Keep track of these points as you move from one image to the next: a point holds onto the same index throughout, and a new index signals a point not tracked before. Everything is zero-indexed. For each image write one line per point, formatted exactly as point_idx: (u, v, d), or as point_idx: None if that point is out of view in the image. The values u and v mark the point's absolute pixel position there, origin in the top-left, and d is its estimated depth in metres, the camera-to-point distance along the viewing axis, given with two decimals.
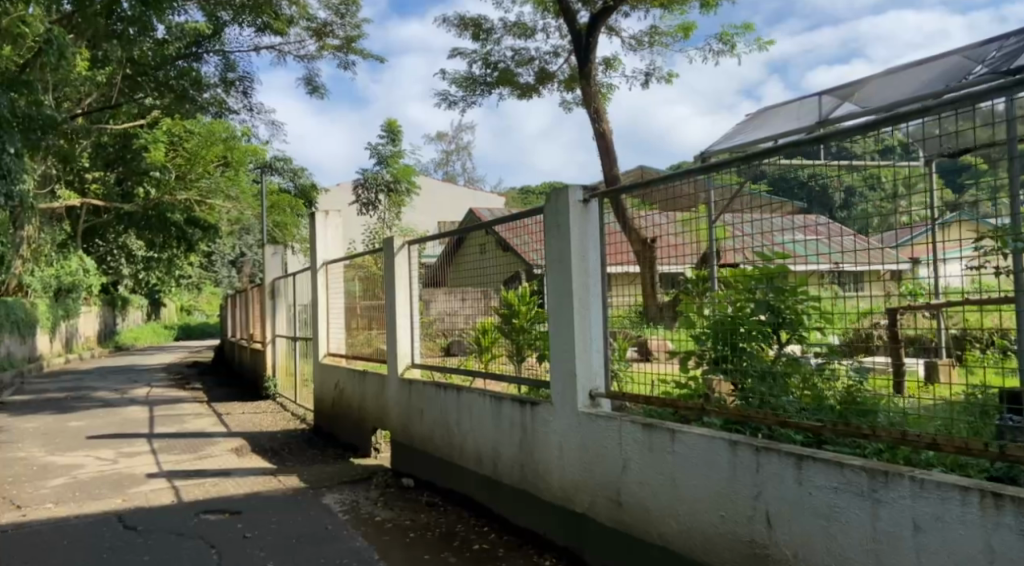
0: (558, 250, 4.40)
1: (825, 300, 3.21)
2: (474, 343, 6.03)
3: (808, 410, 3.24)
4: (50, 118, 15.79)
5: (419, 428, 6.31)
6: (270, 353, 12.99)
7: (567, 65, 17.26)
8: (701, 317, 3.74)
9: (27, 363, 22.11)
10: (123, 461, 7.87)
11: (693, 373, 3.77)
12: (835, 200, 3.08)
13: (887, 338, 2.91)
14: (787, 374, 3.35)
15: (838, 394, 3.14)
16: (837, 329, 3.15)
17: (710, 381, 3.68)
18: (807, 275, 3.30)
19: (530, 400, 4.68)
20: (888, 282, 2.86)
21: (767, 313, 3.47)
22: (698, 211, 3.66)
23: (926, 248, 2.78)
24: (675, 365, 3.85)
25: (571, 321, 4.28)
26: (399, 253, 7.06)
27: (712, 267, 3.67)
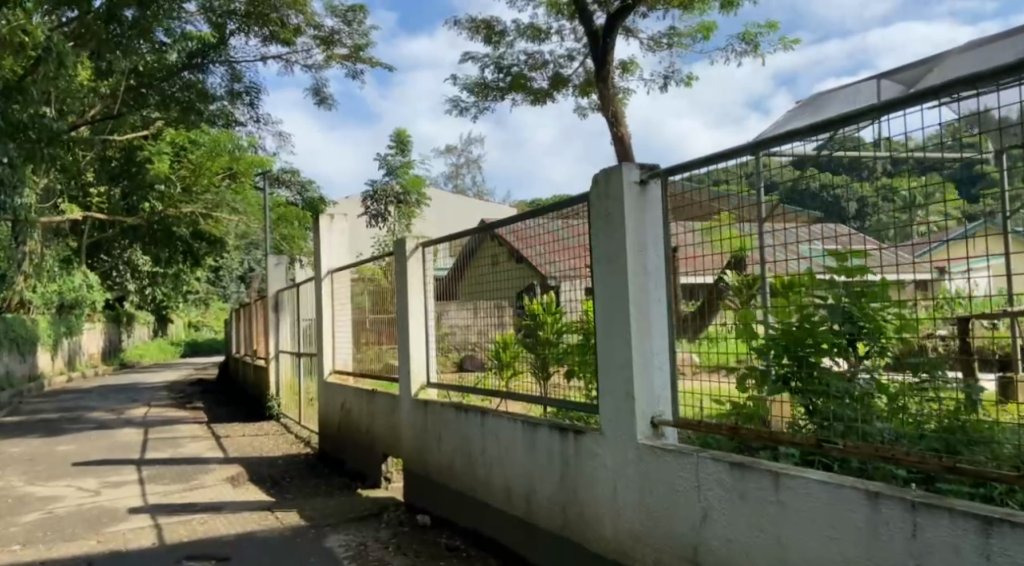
0: (609, 243, 3.58)
1: (913, 306, 2.44)
2: (493, 359, 5.26)
3: (906, 440, 2.45)
4: (48, 129, 15.07)
5: (437, 457, 5.48)
6: (272, 370, 12.24)
7: (582, 68, 16.51)
8: (762, 332, 2.98)
9: (28, 382, 21.41)
10: (106, 492, 7.07)
11: (750, 392, 3.03)
12: (847, 209, 2.67)
13: (940, 349, 2.38)
14: (872, 395, 2.59)
15: (937, 416, 2.41)
16: (888, 339, 2.54)
17: (767, 401, 2.95)
18: (893, 280, 2.51)
19: (571, 427, 3.88)
20: (911, 289, 2.44)
21: (844, 321, 2.67)
22: (719, 220, 3.15)
23: (946, 261, 2.31)
24: (733, 381, 3.10)
25: (622, 330, 3.49)
26: (412, 256, 6.24)
27: (761, 272, 2.97)
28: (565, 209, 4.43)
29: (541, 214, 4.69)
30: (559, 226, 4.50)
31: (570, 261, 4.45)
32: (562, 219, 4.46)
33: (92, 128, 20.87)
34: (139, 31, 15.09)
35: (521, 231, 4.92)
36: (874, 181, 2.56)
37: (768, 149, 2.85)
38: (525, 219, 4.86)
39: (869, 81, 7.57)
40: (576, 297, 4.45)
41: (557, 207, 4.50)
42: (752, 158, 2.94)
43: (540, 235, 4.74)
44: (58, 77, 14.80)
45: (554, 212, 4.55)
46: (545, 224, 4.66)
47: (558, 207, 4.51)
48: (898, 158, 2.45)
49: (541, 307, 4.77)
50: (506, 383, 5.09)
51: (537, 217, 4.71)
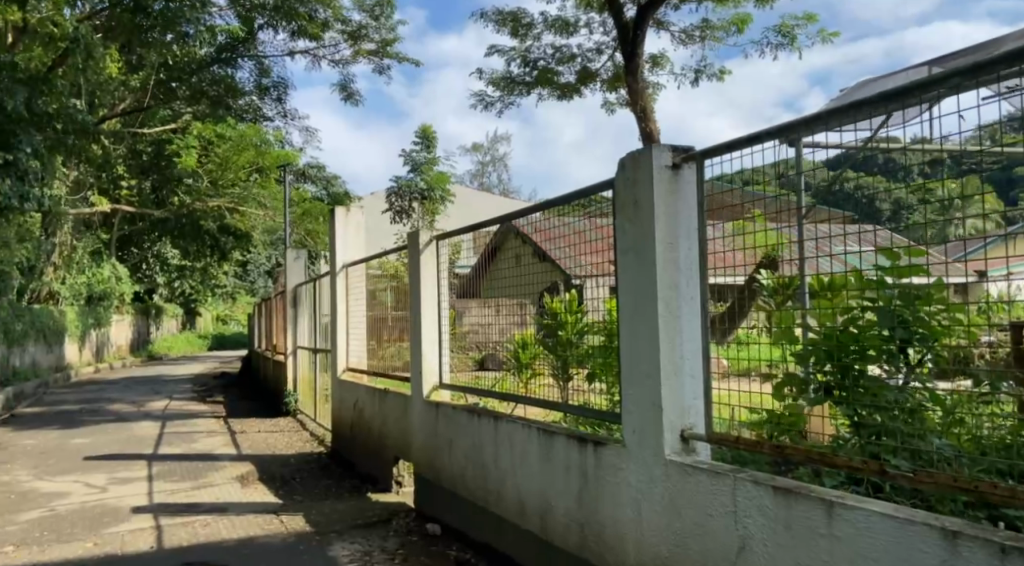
0: (637, 233, 3.18)
1: (968, 315, 2.13)
2: (512, 359, 4.93)
3: (964, 461, 2.12)
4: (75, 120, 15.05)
5: (448, 465, 5.16)
6: (290, 365, 12.03)
7: (611, 62, 16.06)
8: (806, 336, 2.60)
9: (55, 372, 21.57)
10: (112, 489, 6.86)
11: (788, 399, 2.67)
12: (882, 210, 2.35)
13: (988, 356, 2.08)
14: (925, 409, 2.24)
15: (995, 432, 2.09)
16: (947, 342, 2.19)
17: (805, 409, 2.60)
18: (948, 283, 2.19)
19: (591, 438, 3.52)
20: (955, 295, 2.16)
21: (893, 327, 2.36)
22: (751, 218, 2.79)
23: (998, 259, 2.01)
24: (767, 388, 2.75)
25: (649, 332, 3.10)
26: (425, 249, 5.94)
27: (801, 273, 2.61)
28: (592, 202, 4.10)
29: (564, 206, 4.37)
30: (586, 219, 4.16)
31: (592, 260, 4.11)
32: (589, 213, 4.13)
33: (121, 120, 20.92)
34: (166, 22, 14.95)
35: (543, 225, 4.59)
36: (911, 182, 2.26)
37: (803, 139, 2.54)
38: (547, 210, 4.53)
39: (919, 69, 7.04)
40: (598, 295, 4.10)
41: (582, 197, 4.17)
42: (785, 148, 2.63)
43: (563, 229, 4.40)
44: (86, 70, 14.76)
45: (579, 206, 4.22)
46: (569, 217, 4.33)
47: (584, 199, 4.18)
48: (937, 158, 2.18)
49: (562, 306, 4.43)
50: (524, 385, 4.77)
51: (560, 207, 4.37)
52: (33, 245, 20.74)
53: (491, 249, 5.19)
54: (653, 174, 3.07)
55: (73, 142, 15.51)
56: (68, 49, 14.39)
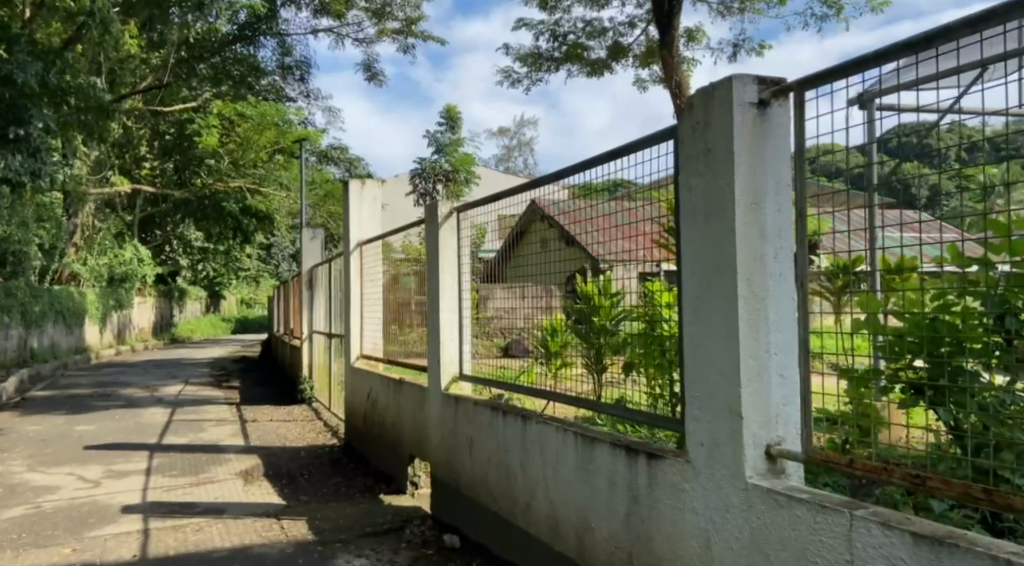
0: (711, 194, 2.45)
1: None
2: (538, 347, 4.28)
3: None
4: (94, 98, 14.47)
5: (468, 467, 4.54)
6: (306, 350, 11.50)
7: (644, 37, 15.17)
8: (896, 323, 2.06)
9: (74, 354, 21.31)
10: (106, 484, 6.34)
11: (865, 399, 2.11)
12: (917, 196, 1.99)
13: None
14: None
15: None
16: None
17: (880, 406, 2.10)
18: None
19: (644, 449, 2.84)
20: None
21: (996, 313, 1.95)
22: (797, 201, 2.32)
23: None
24: (840, 382, 2.20)
25: (720, 319, 2.41)
26: (446, 224, 5.26)
27: (870, 249, 2.08)
28: (622, 180, 3.52)
29: (592, 182, 3.75)
30: (617, 198, 3.56)
31: (621, 251, 3.55)
32: (619, 191, 3.54)
33: (143, 98, 20.52)
34: None
35: (575, 201, 3.94)
36: (947, 167, 1.92)
37: (874, 100, 2.05)
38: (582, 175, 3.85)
39: None
40: (634, 281, 3.48)
41: (621, 163, 3.51)
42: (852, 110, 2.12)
43: (593, 204, 3.74)
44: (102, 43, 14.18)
45: (608, 183, 3.62)
46: (599, 195, 3.69)
47: (610, 176, 3.60)
48: (973, 143, 1.85)
49: (597, 290, 3.77)
50: (554, 377, 4.11)
51: (598, 169, 3.68)
52: (54, 227, 20.50)
53: (518, 232, 4.49)
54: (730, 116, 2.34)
55: (90, 121, 15.04)
56: (85, 23, 13.76)
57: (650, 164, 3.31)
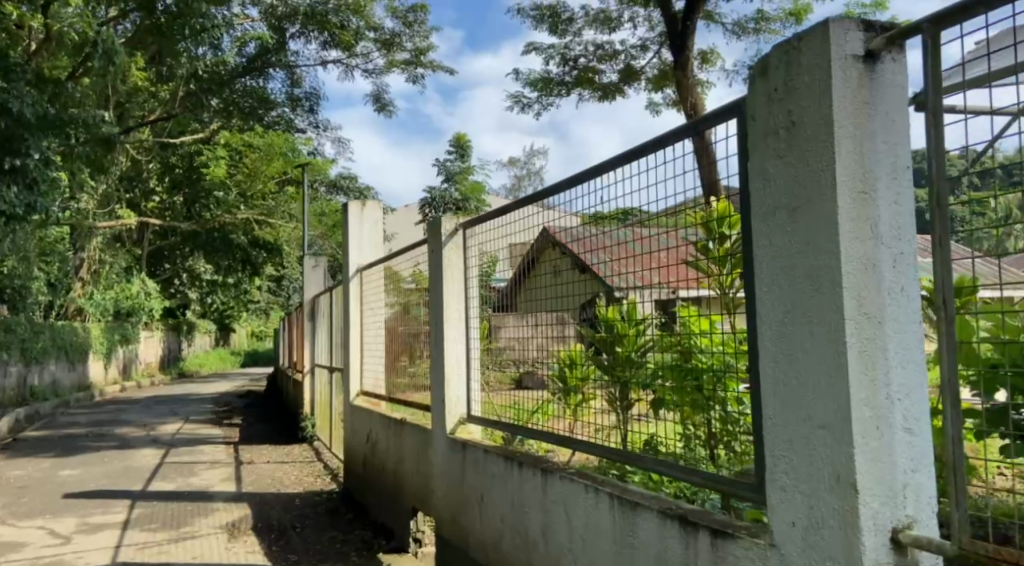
0: (803, 187, 1.80)
1: None
2: (555, 380, 3.62)
3: None
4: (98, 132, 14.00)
5: (478, 527, 3.86)
6: (308, 385, 10.86)
7: (657, 60, 14.60)
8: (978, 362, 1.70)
9: (76, 391, 20.71)
10: (76, 540, 5.67)
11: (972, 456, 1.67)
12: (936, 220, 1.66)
13: None
14: None
15: None
16: None
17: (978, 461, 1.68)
18: None
19: (708, 523, 2.16)
20: None
21: None
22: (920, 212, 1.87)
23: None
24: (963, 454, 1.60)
25: (817, 362, 1.76)
26: (449, 246, 4.66)
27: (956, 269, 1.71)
28: (631, 207, 2.98)
29: (603, 208, 3.20)
30: (627, 225, 3.00)
31: (635, 278, 3.00)
32: (629, 219, 2.99)
33: (152, 131, 20.28)
34: (199, 28, 13.81)
35: (583, 228, 3.36)
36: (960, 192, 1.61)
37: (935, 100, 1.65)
38: (588, 194, 3.31)
39: None
40: (661, 309, 2.91)
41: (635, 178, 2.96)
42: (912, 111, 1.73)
43: (603, 231, 3.18)
44: (105, 75, 13.70)
45: (617, 212, 3.08)
46: (609, 223, 3.14)
47: (619, 204, 3.06)
48: (984, 168, 1.56)
49: (620, 317, 3.19)
50: (574, 412, 3.43)
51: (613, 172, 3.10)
52: (59, 262, 20.21)
53: (529, 260, 3.88)
54: (829, 82, 1.72)
55: (91, 153, 14.52)
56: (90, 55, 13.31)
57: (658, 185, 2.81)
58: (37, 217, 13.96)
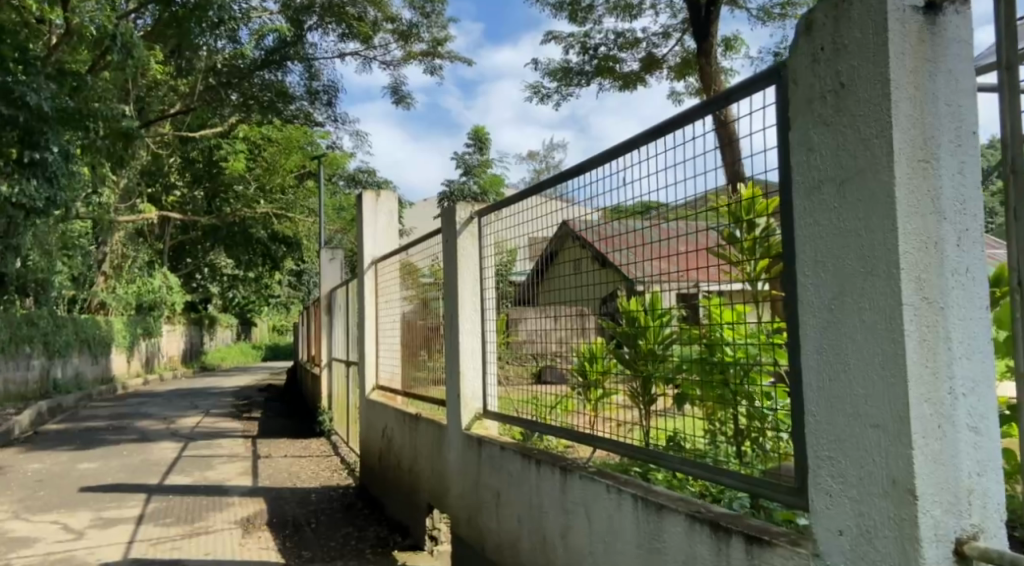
0: (852, 158, 1.62)
1: None
2: (577, 375, 3.43)
3: None
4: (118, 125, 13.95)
5: (494, 528, 3.70)
6: (326, 379, 10.80)
7: (678, 48, 14.28)
8: None
9: (99, 384, 20.87)
10: (90, 535, 5.60)
11: None
12: None
13: None
14: None
15: None
16: None
17: None
18: None
19: (742, 529, 1.98)
20: None
21: None
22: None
23: None
24: None
25: (870, 354, 1.57)
26: (466, 232, 4.49)
27: None
28: (653, 202, 2.81)
29: (622, 196, 3.03)
30: (649, 220, 2.83)
31: (657, 271, 2.81)
32: (651, 214, 2.82)
33: (172, 125, 20.35)
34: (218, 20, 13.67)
35: (604, 222, 3.19)
36: None
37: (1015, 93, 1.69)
38: (608, 179, 3.15)
39: None
40: (684, 301, 2.72)
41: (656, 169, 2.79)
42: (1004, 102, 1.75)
43: (624, 225, 3.01)
44: (123, 69, 13.63)
45: (640, 206, 2.92)
46: (630, 218, 2.98)
47: (641, 199, 2.91)
48: None
49: (643, 309, 2.97)
50: (594, 407, 3.26)
51: (635, 155, 2.94)
52: (82, 256, 20.39)
53: (548, 252, 3.69)
54: (887, 40, 1.53)
55: (110, 146, 14.48)
56: (108, 48, 13.22)
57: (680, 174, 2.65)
58: (58, 212, 13.97)
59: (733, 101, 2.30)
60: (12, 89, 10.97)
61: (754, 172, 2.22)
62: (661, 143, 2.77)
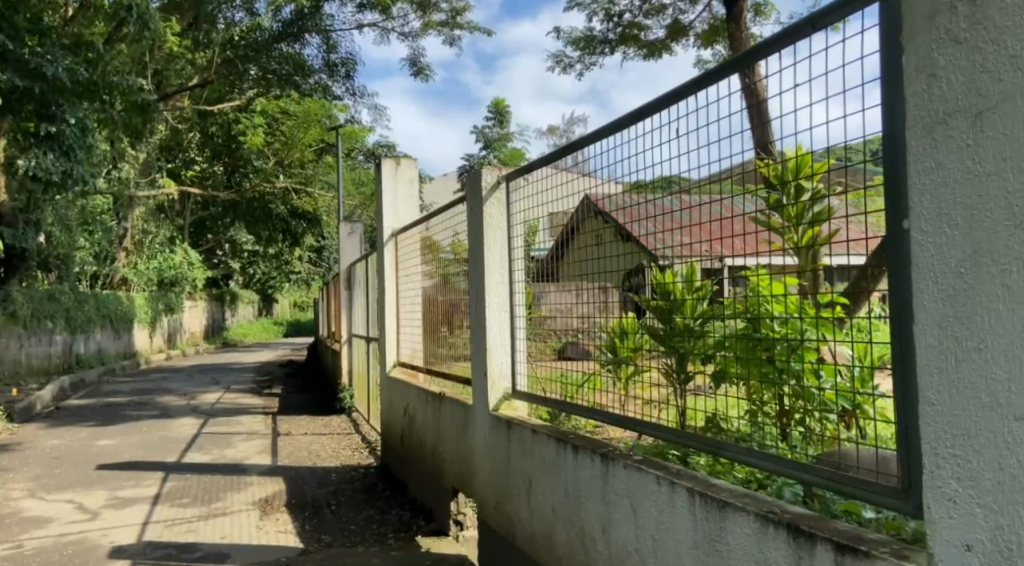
0: (996, 81, 1.29)
1: None
2: (604, 351, 3.11)
3: None
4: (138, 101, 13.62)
5: (525, 516, 3.44)
6: (346, 355, 10.61)
7: (707, 13, 13.60)
8: None
9: (122, 360, 20.94)
10: (105, 516, 5.43)
11: None
12: None
13: None
14: None
15: None
16: None
17: None
18: None
19: (830, 537, 1.68)
20: None
21: None
22: None
23: None
24: None
25: (1018, 328, 1.26)
26: (492, 196, 4.16)
27: None
28: (676, 175, 2.58)
29: (647, 169, 2.75)
30: (672, 193, 2.60)
31: (695, 243, 2.52)
32: (673, 188, 2.59)
33: (190, 99, 20.10)
34: None
35: (628, 195, 2.91)
36: None
37: None
38: (627, 145, 2.88)
39: None
40: (726, 276, 2.40)
41: (684, 138, 2.53)
42: None
43: (648, 198, 2.75)
44: (140, 43, 13.32)
45: (660, 178, 2.68)
46: (651, 192, 2.74)
47: (664, 170, 2.66)
48: None
49: (678, 284, 2.63)
50: (624, 386, 2.95)
51: (662, 116, 2.65)
52: (103, 232, 20.37)
53: (571, 223, 3.35)
54: None
55: (127, 120, 14.18)
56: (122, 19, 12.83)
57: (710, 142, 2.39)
58: (78, 188, 13.77)
59: (761, 59, 2.18)
60: (27, 61, 10.61)
61: (789, 141, 2.10)
62: (687, 111, 2.52)
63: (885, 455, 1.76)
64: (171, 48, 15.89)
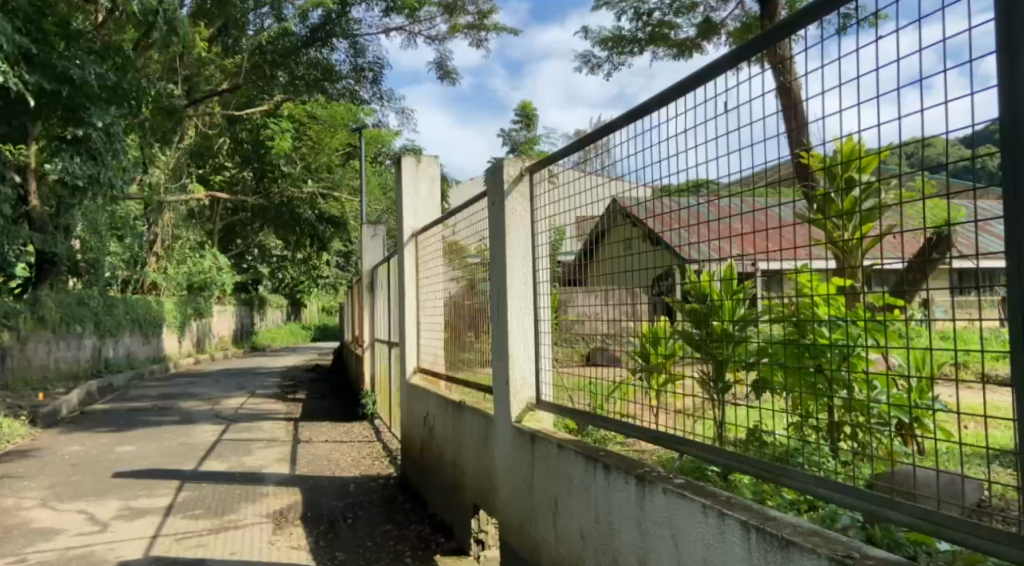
0: None
1: None
2: (638, 358, 2.77)
3: None
4: (168, 106, 13.54)
5: (550, 539, 3.14)
6: (369, 361, 10.39)
7: (740, 10, 13.19)
8: None
9: (151, 363, 21.00)
10: (113, 527, 5.22)
11: None
12: None
13: None
14: None
15: None
16: None
17: None
18: None
19: None
20: None
21: None
22: None
23: None
24: None
25: None
26: (515, 189, 3.87)
27: None
28: (702, 178, 2.28)
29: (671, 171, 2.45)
30: (702, 198, 2.28)
31: (728, 244, 2.20)
32: (702, 192, 2.28)
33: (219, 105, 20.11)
34: None
35: (655, 199, 2.58)
36: None
37: None
38: (653, 134, 2.59)
39: None
40: (766, 280, 2.07)
41: (709, 137, 2.23)
42: None
43: (674, 202, 2.44)
44: (171, 48, 13.25)
45: (687, 181, 2.37)
46: (677, 196, 2.42)
47: (686, 172, 2.37)
48: None
49: (715, 287, 2.34)
50: (656, 397, 2.61)
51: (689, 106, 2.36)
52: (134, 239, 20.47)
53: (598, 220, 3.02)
54: None
55: (156, 125, 14.08)
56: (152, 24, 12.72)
57: (739, 131, 2.10)
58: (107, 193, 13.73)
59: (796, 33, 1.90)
60: (55, 65, 10.37)
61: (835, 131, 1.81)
62: (713, 105, 2.22)
63: (970, 484, 1.53)
64: (201, 54, 15.83)
